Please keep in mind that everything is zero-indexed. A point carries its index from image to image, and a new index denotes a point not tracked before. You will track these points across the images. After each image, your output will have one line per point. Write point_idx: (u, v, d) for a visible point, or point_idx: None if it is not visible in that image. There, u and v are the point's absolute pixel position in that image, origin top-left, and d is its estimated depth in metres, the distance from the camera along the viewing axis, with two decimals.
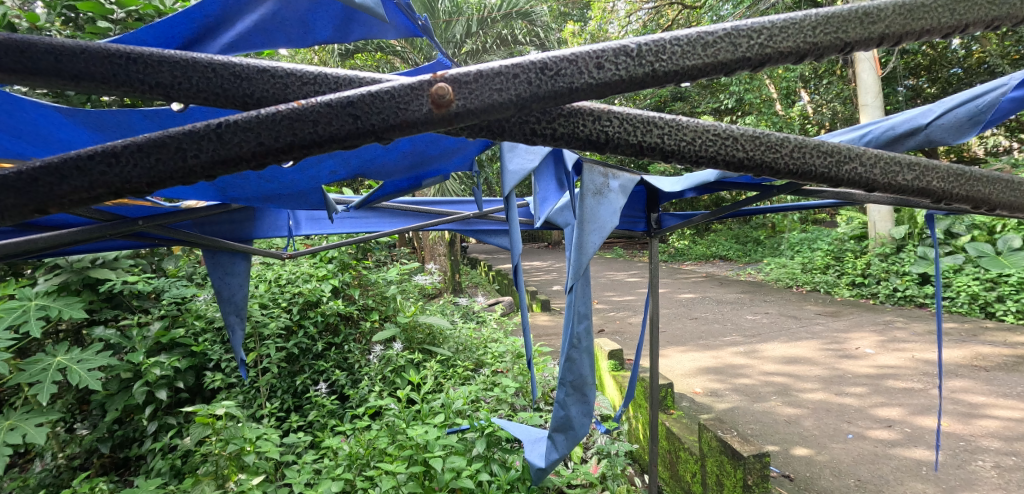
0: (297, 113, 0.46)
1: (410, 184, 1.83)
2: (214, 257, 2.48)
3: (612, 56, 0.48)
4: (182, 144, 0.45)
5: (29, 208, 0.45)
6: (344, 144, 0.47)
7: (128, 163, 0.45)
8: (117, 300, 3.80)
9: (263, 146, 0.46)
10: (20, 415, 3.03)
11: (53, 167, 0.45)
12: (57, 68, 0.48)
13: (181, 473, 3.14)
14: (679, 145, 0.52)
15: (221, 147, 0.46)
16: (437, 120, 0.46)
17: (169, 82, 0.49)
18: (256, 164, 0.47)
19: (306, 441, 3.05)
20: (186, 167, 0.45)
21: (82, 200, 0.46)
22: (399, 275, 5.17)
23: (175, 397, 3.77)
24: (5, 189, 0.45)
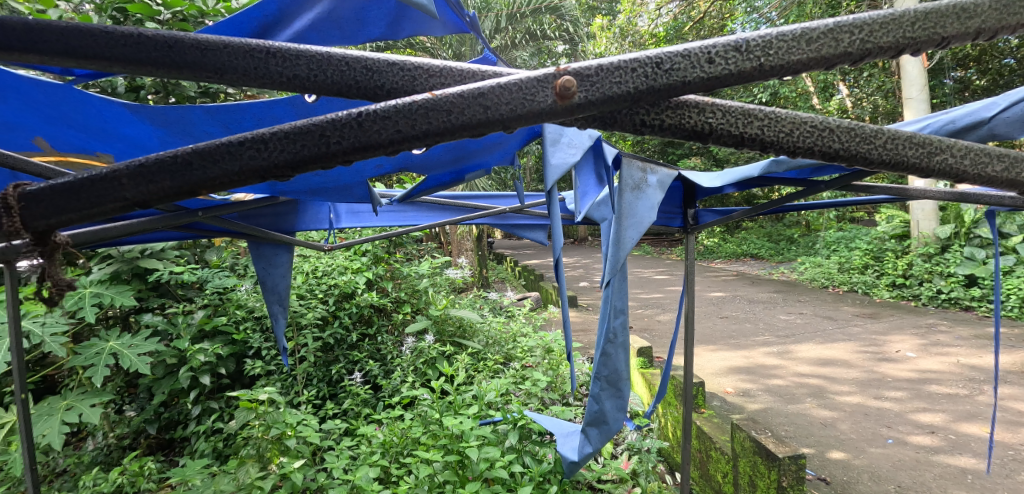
0: (432, 103, 0.52)
1: (452, 179, 1.86)
2: (258, 249, 2.57)
3: (723, 51, 0.52)
4: (326, 131, 0.52)
5: (182, 189, 0.52)
6: (473, 131, 0.53)
7: (276, 148, 0.51)
8: (163, 289, 3.96)
9: (400, 133, 0.52)
10: (76, 396, 3.20)
11: (206, 153, 0.52)
12: (203, 62, 0.55)
13: (222, 455, 3.28)
14: (779, 137, 0.54)
15: (361, 134, 0.52)
16: (560, 110, 0.52)
17: (305, 75, 0.57)
18: (390, 150, 0.53)
19: (342, 427, 3.13)
20: (329, 152, 0.52)
21: (232, 182, 0.52)
22: (431, 269, 5.26)
23: (217, 382, 3.90)
24: (161, 173, 0.52)
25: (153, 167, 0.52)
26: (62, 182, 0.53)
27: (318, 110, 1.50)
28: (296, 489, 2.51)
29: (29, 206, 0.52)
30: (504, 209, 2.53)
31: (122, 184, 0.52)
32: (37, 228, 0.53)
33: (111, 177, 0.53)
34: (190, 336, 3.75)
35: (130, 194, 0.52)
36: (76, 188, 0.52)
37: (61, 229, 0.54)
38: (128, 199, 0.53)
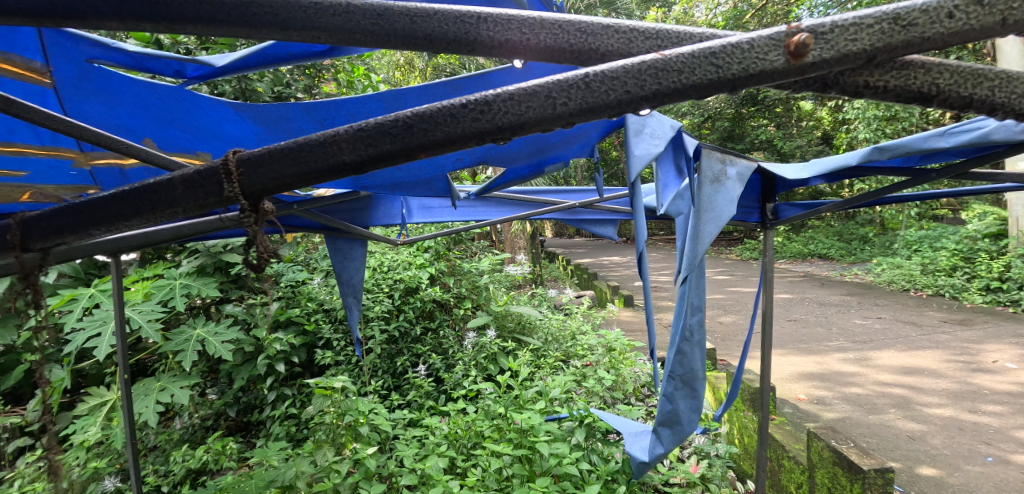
0: (662, 64, 0.58)
1: (532, 171, 1.86)
2: (334, 243, 2.69)
3: (963, 6, 0.56)
4: (552, 93, 0.59)
5: (400, 150, 0.60)
6: (700, 91, 0.58)
7: (501, 110, 0.59)
8: (241, 281, 4.15)
9: (628, 93, 0.58)
10: (168, 378, 3.46)
11: (424, 116, 0.60)
12: (414, 28, 0.66)
13: (295, 439, 3.45)
14: (1009, 99, 0.61)
15: (588, 95, 0.59)
16: (792, 70, 0.56)
17: (516, 38, 0.67)
18: (614, 111, 0.59)
19: (409, 417, 3.21)
20: (556, 112, 0.59)
21: (452, 143, 0.60)
22: (491, 265, 5.32)
23: (290, 370, 4.09)
24: (382, 136, 0.60)
25: (375, 131, 0.60)
26: (279, 147, 0.62)
27: (406, 104, 1.56)
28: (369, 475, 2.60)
29: (248, 171, 0.63)
30: (574, 204, 2.52)
31: (341, 147, 0.61)
32: (253, 192, 0.63)
33: (331, 140, 0.61)
34: (266, 326, 3.97)
35: (348, 157, 0.61)
36: (292, 155, 0.62)
37: (269, 194, 0.64)
38: (344, 162, 0.62)
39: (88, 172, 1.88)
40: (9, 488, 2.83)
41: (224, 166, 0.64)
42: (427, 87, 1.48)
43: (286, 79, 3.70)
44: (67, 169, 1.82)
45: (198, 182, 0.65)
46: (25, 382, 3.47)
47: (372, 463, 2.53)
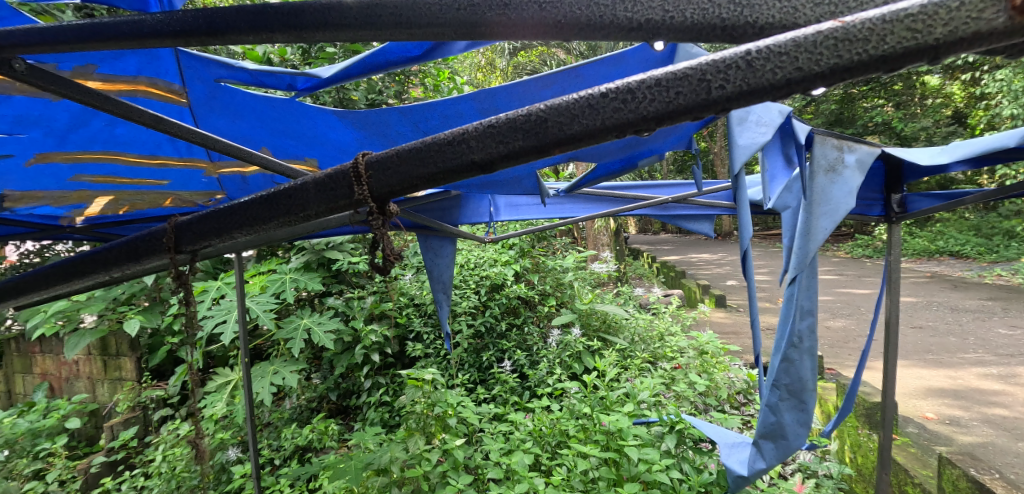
0: (843, 32, 0.50)
1: (625, 166, 1.79)
2: (426, 241, 2.79)
3: None
4: (707, 75, 0.53)
5: (533, 146, 0.59)
6: (892, 63, 0.49)
7: (646, 98, 0.55)
8: (342, 276, 4.48)
9: (800, 71, 0.51)
10: (280, 363, 3.78)
11: (561, 109, 0.58)
12: (544, 15, 0.65)
13: (389, 425, 3.64)
14: None
15: (749, 76, 0.52)
16: (1016, 29, 0.46)
17: (658, 17, 0.63)
18: (782, 92, 0.52)
19: (494, 412, 3.26)
20: (711, 97, 0.53)
21: (591, 135, 0.58)
22: (575, 262, 5.26)
23: (385, 360, 4.30)
24: (514, 132, 0.60)
25: (508, 127, 0.60)
26: (407, 150, 0.64)
27: (495, 104, 1.57)
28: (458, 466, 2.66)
29: (376, 174, 0.65)
30: (666, 199, 2.40)
31: (470, 146, 0.61)
32: (380, 194, 0.66)
33: (462, 139, 0.62)
34: (363, 318, 4.21)
35: (477, 155, 0.61)
36: (422, 156, 0.63)
37: (396, 195, 0.66)
38: (473, 160, 0.62)
39: (215, 179, 2.08)
40: (155, 453, 3.19)
41: (353, 169, 0.67)
42: (516, 86, 1.47)
43: (378, 86, 3.89)
44: (200, 177, 2.03)
45: (329, 185, 0.68)
46: (166, 361, 3.92)
47: (460, 454, 2.58)
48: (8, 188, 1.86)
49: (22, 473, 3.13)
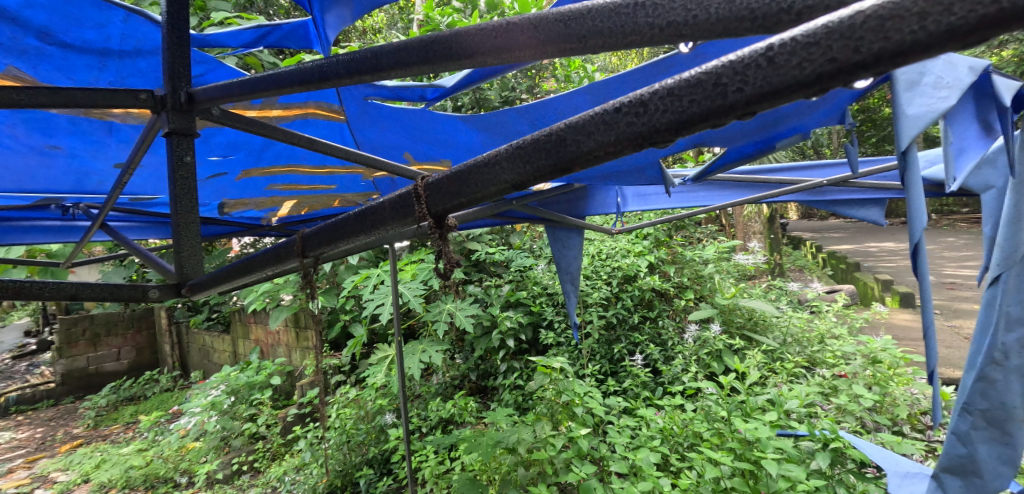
0: (891, 7, 0.36)
1: (760, 148, 1.65)
2: (554, 232, 2.84)
3: None
4: (721, 78, 0.44)
5: (555, 166, 0.56)
6: (967, 39, 0.34)
7: (657, 110, 0.48)
8: (482, 266, 4.76)
9: (833, 63, 0.39)
10: (428, 344, 4.11)
11: (578, 127, 0.54)
12: (569, 32, 0.61)
13: (521, 408, 3.79)
14: None
15: (770, 75, 0.41)
16: None
17: (682, 19, 0.56)
18: (813, 91, 0.41)
19: (624, 405, 3.23)
20: (726, 103, 0.44)
21: (608, 152, 0.52)
22: (717, 254, 4.92)
23: (519, 346, 4.43)
24: (538, 152, 0.57)
25: (531, 148, 0.58)
26: (455, 172, 0.67)
27: (612, 94, 1.55)
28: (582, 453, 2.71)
29: (432, 194, 0.70)
30: (820, 183, 2.13)
31: (503, 167, 0.60)
32: (437, 212, 0.70)
33: (495, 161, 0.61)
34: (500, 305, 4.41)
35: (509, 176, 0.60)
36: (464, 177, 0.65)
37: (451, 212, 0.70)
38: (506, 180, 0.61)
39: (371, 182, 2.37)
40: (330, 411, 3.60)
41: (415, 191, 0.72)
42: (631, 75, 1.44)
43: (511, 84, 4.11)
44: (359, 181, 2.32)
45: (401, 204, 0.75)
46: (340, 335, 4.50)
47: (586, 443, 2.62)
48: (227, 196, 2.32)
49: (242, 415, 3.93)
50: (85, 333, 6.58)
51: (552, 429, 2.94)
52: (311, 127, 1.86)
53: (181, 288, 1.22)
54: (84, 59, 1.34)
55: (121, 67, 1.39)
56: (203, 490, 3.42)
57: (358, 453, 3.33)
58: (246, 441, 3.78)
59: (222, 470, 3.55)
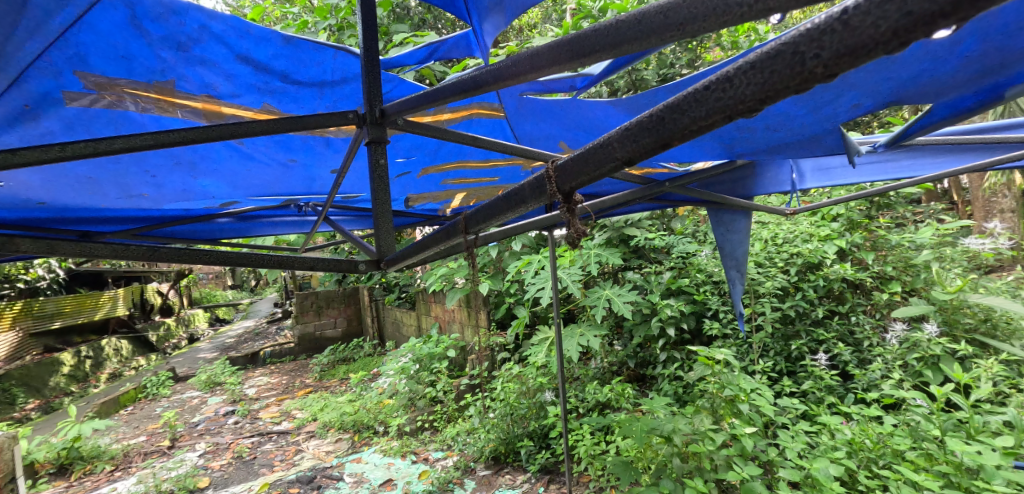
0: None
1: (982, 102, 1.36)
2: (717, 215, 2.65)
3: None
4: (799, 48, 0.56)
5: (658, 141, 0.68)
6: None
7: (743, 83, 0.60)
8: (641, 252, 4.62)
9: (892, 25, 0.51)
10: (586, 328, 4.10)
11: (675, 106, 0.66)
12: (668, 22, 0.72)
13: (682, 401, 3.63)
14: None
15: (842, 40, 0.54)
16: None
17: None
18: (880, 50, 0.53)
19: (800, 408, 2.90)
20: (806, 69, 0.56)
21: (703, 124, 0.64)
22: (936, 237, 4.05)
23: (681, 336, 4.17)
24: (642, 132, 0.69)
25: (636, 129, 0.70)
26: (577, 154, 0.80)
27: None
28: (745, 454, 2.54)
29: (560, 174, 0.83)
30: None
31: (614, 147, 0.73)
32: (565, 189, 0.83)
33: (607, 144, 0.74)
34: (660, 292, 4.20)
35: (620, 154, 0.73)
36: (586, 157, 0.78)
37: (577, 189, 0.82)
38: (619, 157, 0.74)
39: (530, 172, 2.52)
40: (498, 384, 3.91)
41: (547, 175, 0.86)
42: None
43: (670, 60, 3.95)
44: (519, 172, 2.48)
45: (538, 186, 0.89)
46: (505, 316, 4.83)
47: (750, 443, 2.45)
48: (411, 191, 2.66)
49: (425, 380, 4.48)
50: (312, 305, 8.12)
51: (713, 423, 2.78)
52: (474, 127, 2.06)
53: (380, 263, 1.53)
54: (309, 92, 1.67)
55: (334, 93, 1.71)
56: (396, 440, 4.02)
57: (520, 425, 3.55)
58: (427, 404, 4.31)
59: (410, 425, 4.12)
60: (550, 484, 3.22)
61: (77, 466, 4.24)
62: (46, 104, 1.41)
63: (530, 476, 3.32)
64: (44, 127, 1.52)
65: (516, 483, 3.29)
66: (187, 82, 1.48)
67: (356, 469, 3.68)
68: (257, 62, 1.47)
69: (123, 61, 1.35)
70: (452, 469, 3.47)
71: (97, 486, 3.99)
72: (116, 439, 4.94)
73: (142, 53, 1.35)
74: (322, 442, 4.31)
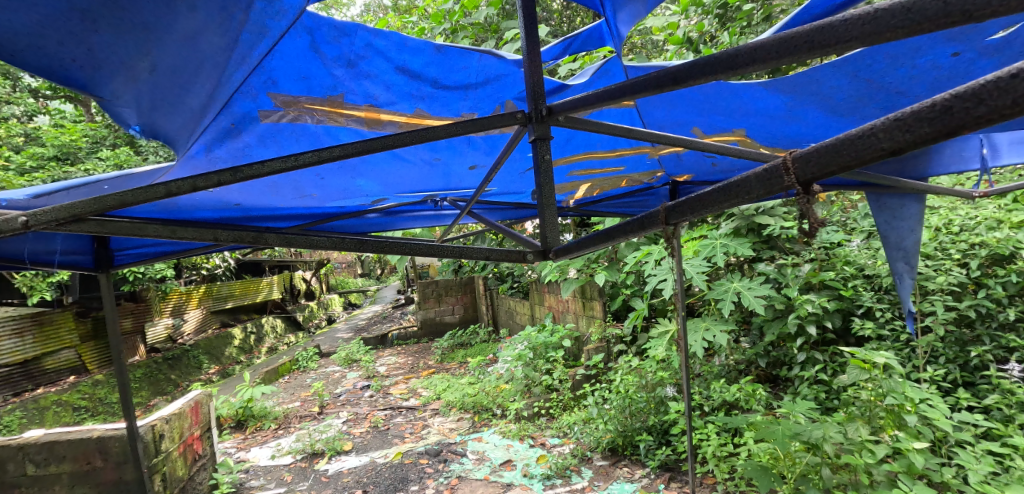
0: None
1: None
2: (879, 199, 2.18)
3: None
4: None
5: (941, 131, 0.69)
6: None
7: None
8: (774, 242, 4.22)
9: None
10: (712, 322, 3.84)
11: (968, 95, 0.67)
12: (947, 10, 0.75)
13: (825, 407, 3.28)
14: None
15: None
16: None
17: None
18: None
19: (984, 425, 2.46)
20: None
21: (1001, 112, 0.65)
22: None
23: (823, 335, 3.72)
24: (921, 122, 0.71)
25: (912, 119, 0.72)
26: (826, 144, 0.80)
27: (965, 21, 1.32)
28: (913, 471, 2.25)
29: (801, 165, 0.83)
30: None
31: (880, 137, 0.75)
32: (807, 180, 0.83)
33: (869, 134, 0.76)
34: (798, 287, 3.77)
35: (887, 144, 0.74)
36: (837, 148, 0.78)
37: (819, 181, 0.82)
38: (883, 148, 0.75)
39: (657, 160, 2.44)
40: (616, 375, 3.85)
41: (784, 164, 0.86)
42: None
43: None
44: (645, 160, 2.41)
45: (767, 177, 0.90)
46: (622, 307, 4.72)
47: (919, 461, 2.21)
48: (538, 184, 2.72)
49: (541, 368, 4.55)
50: (433, 292, 8.66)
51: (868, 434, 2.46)
52: (605, 116, 2.04)
53: (548, 254, 1.70)
54: (456, 95, 1.77)
55: (477, 95, 1.80)
56: (514, 423, 4.17)
57: (639, 419, 3.47)
58: (543, 391, 4.38)
59: (527, 410, 4.24)
60: (671, 482, 3.12)
61: (249, 423, 5.00)
62: (245, 122, 1.65)
63: (650, 472, 3.25)
64: (244, 142, 1.77)
65: (635, 476, 3.23)
66: (354, 94, 1.65)
67: (478, 448, 3.88)
68: (412, 70, 1.59)
69: (304, 80, 1.53)
70: (569, 456, 3.51)
71: (265, 441, 4.67)
72: (277, 403, 5.74)
73: (318, 72, 1.53)
74: (446, 420, 4.60)
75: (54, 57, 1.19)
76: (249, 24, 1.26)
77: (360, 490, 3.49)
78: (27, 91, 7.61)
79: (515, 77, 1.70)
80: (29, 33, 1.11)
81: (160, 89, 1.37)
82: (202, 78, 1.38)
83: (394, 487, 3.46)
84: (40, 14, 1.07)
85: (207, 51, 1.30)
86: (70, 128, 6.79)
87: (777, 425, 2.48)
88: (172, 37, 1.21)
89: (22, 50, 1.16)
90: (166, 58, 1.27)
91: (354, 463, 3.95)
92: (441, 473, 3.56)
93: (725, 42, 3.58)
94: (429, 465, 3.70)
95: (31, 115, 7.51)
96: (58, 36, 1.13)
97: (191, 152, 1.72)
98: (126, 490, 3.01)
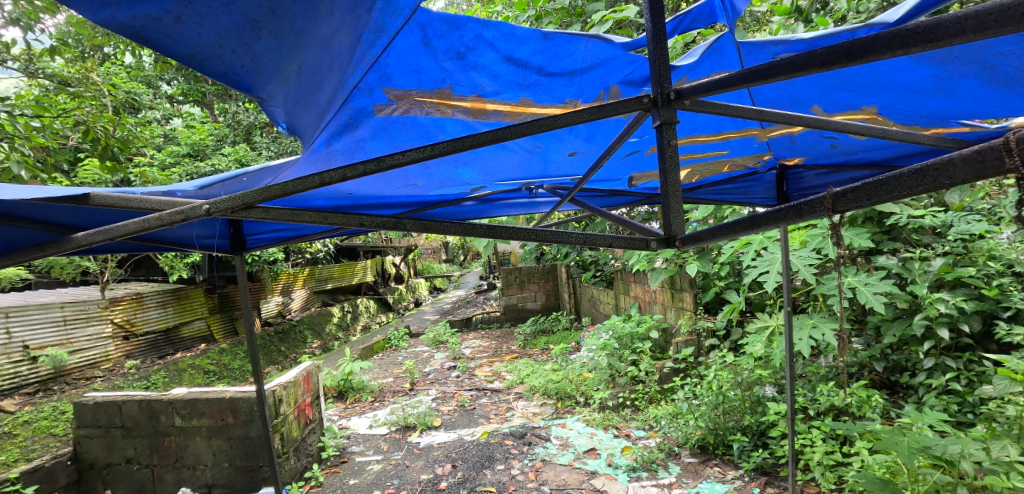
0: None
1: None
2: None
3: None
4: None
5: None
6: None
7: None
8: (897, 233, 3.78)
9: None
10: (820, 319, 3.53)
11: None
12: None
13: (957, 419, 2.91)
14: None
15: None
16: None
17: None
18: None
19: None
20: None
21: None
22: None
23: (956, 339, 3.30)
24: None
25: None
26: None
27: None
28: None
29: None
30: None
31: None
32: None
33: None
34: (926, 284, 3.35)
35: None
36: None
37: None
38: None
39: (765, 143, 2.27)
40: (708, 371, 3.68)
41: (1004, 145, 0.86)
42: None
43: None
44: (752, 143, 2.26)
45: (979, 159, 0.90)
46: (715, 300, 4.47)
47: None
48: (635, 170, 2.65)
49: (626, 359, 4.46)
50: (516, 279, 8.77)
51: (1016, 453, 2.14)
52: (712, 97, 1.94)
53: (674, 242, 1.59)
54: (561, 82, 1.76)
55: (582, 80, 1.77)
56: (598, 412, 4.14)
57: (733, 418, 3.30)
58: (629, 382, 4.29)
59: (612, 399, 4.18)
60: (767, 487, 2.96)
61: (350, 394, 5.40)
62: (361, 116, 1.74)
63: (743, 474, 3.09)
64: (359, 136, 1.88)
65: (726, 477, 3.08)
66: (461, 85, 1.70)
67: (562, 433, 3.90)
68: (518, 59, 1.60)
69: (416, 74, 1.59)
70: (655, 450, 3.43)
71: (363, 411, 5.03)
72: (373, 377, 6.15)
73: (429, 66, 1.58)
74: (530, 404, 4.68)
75: (228, 65, 1.34)
76: (372, 23, 1.33)
77: (449, 464, 3.66)
78: (165, 97, 8.64)
79: (621, 61, 1.66)
80: (210, 44, 1.26)
81: (304, 88, 1.49)
82: (333, 75, 1.48)
83: (481, 464, 3.58)
84: (220, 27, 1.21)
85: (339, 51, 1.39)
86: (199, 128, 7.62)
87: (902, 436, 2.21)
88: (315, 41, 1.31)
89: (203, 59, 1.33)
90: (311, 59, 1.38)
91: (443, 438, 4.14)
92: (526, 455, 3.63)
93: (842, 11, 3.22)
94: (514, 446, 3.78)
95: (168, 117, 8.52)
96: (231, 45, 1.27)
97: (314, 146, 1.84)
98: (252, 445, 3.41)
